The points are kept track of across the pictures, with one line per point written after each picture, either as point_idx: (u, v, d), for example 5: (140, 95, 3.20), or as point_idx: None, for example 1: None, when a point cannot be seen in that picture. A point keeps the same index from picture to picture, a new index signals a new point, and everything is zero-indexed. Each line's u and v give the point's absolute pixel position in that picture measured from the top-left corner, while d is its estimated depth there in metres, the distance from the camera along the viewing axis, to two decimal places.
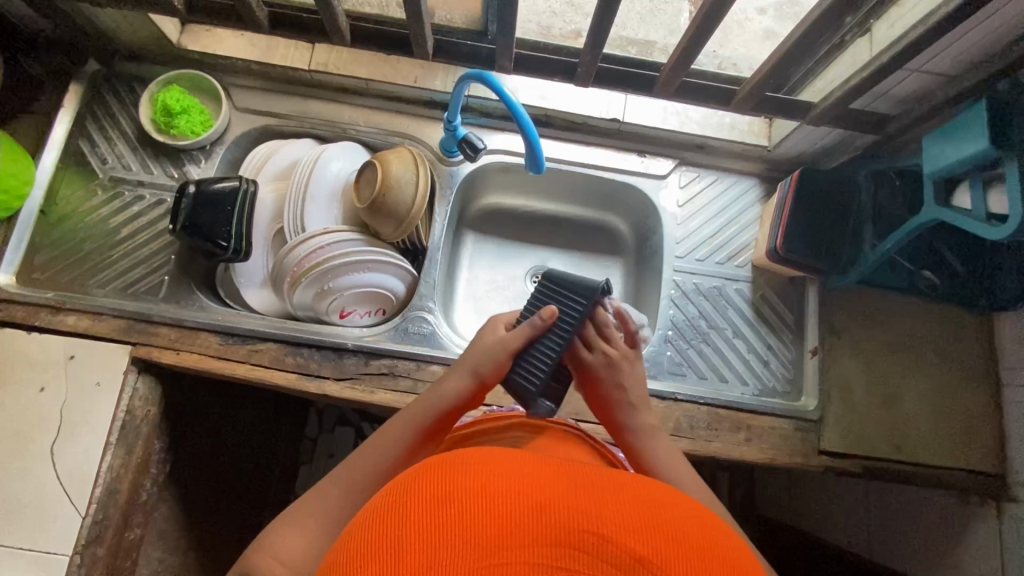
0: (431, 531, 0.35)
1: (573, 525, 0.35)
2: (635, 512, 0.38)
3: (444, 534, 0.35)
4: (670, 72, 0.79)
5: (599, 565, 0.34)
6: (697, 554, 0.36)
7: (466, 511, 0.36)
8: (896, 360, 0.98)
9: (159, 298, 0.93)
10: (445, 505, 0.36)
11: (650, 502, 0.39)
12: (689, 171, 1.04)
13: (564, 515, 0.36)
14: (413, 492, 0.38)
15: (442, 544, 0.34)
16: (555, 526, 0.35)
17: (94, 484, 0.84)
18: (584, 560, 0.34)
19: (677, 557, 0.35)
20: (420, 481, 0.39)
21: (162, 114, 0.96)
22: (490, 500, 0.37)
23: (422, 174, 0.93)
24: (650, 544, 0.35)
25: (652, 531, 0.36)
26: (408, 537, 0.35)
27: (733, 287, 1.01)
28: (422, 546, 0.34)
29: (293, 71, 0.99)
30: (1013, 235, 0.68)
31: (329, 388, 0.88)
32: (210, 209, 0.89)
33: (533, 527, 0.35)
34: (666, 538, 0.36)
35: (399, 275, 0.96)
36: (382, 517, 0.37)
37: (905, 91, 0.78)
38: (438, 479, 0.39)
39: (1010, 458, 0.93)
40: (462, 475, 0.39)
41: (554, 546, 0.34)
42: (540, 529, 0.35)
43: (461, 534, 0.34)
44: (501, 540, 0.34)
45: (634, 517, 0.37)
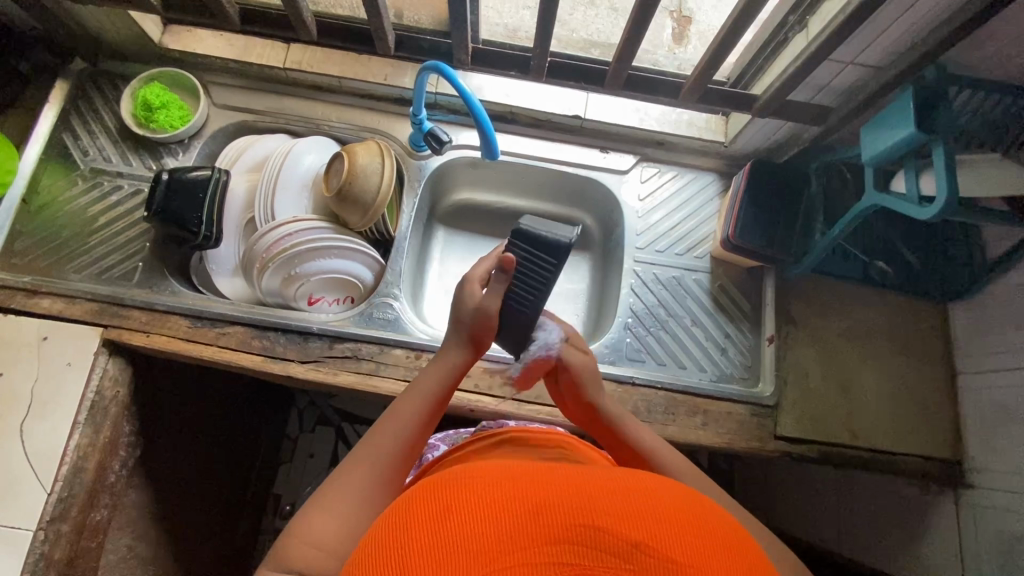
0: (436, 544, 0.37)
1: (572, 522, 0.38)
2: (627, 502, 0.41)
3: (448, 546, 0.37)
4: (618, 65, 0.83)
5: (598, 556, 0.37)
6: (689, 531, 0.39)
7: (467, 522, 0.38)
8: (853, 349, 1.00)
9: (133, 283, 0.96)
10: (446, 519, 0.39)
11: (638, 491, 0.42)
12: (651, 167, 1.08)
13: (560, 513, 0.39)
14: (412, 511, 0.41)
15: (448, 556, 0.36)
16: (554, 522, 0.38)
17: (61, 461, 0.86)
18: (585, 553, 0.37)
19: (672, 539, 0.38)
20: (418, 500, 0.41)
21: (142, 109, 1.00)
22: (488, 509, 0.39)
23: (389, 164, 0.97)
24: (644, 529, 0.38)
25: (644, 517, 0.39)
26: (413, 554, 0.37)
27: (692, 278, 1.04)
28: (429, 561, 0.36)
29: (270, 69, 1.03)
30: (942, 215, 0.72)
31: (293, 370, 0.91)
32: (183, 196, 0.93)
33: (532, 528, 0.38)
34: (658, 522, 0.39)
35: (366, 263, 0.99)
36: (384, 538, 0.40)
37: (843, 83, 0.82)
38: (436, 498, 0.41)
39: (966, 445, 0.94)
40: (460, 488, 0.42)
41: (555, 543, 0.37)
42: (539, 529, 0.38)
43: (465, 546, 0.37)
44: (504, 545, 0.37)
45: (626, 505, 0.40)
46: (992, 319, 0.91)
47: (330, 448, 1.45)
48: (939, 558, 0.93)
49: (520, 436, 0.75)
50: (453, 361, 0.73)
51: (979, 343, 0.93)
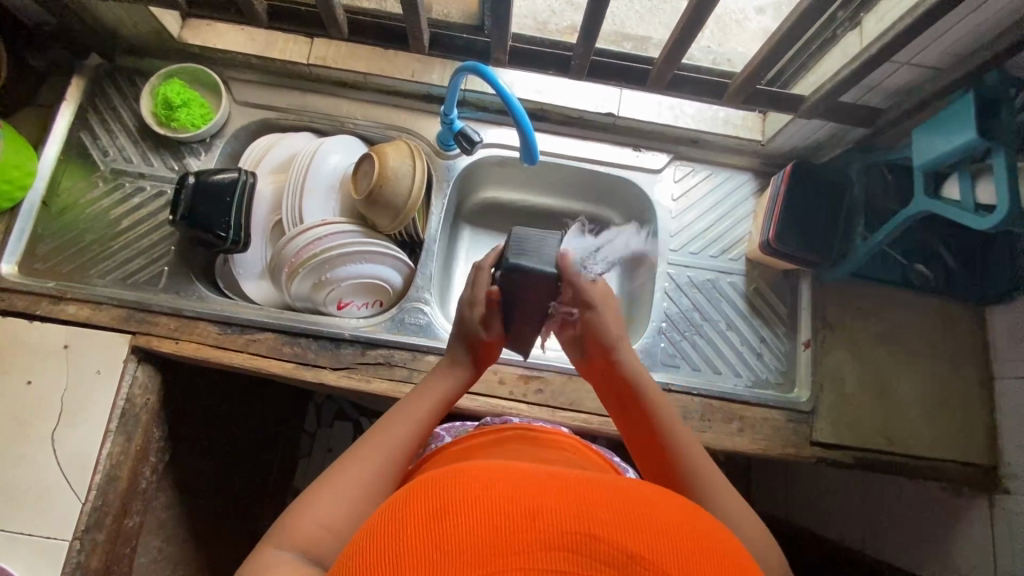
0: (427, 542, 0.36)
1: (569, 528, 0.36)
2: (627, 511, 0.39)
3: (436, 546, 0.35)
4: (663, 64, 0.79)
5: (593, 565, 0.35)
6: (687, 547, 0.38)
7: (461, 523, 0.37)
8: (888, 353, 0.98)
9: (159, 288, 0.95)
10: (441, 517, 0.37)
11: (640, 500, 0.41)
12: (684, 166, 1.05)
13: (557, 518, 0.37)
14: (408, 507, 0.39)
15: (438, 558, 0.35)
16: (549, 528, 0.36)
17: (94, 470, 0.85)
18: (580, 562, 0.35)
19: (669, 554, 0.37)
20: (412, 496, 0.40)
21: (163, 107, 0.97)
22: (481, 507, 0.37)
23: (419, 167, 0.94)
24: (642, 542, 0.37)
25: (644, 530, 0.38)
26: (403, 555, 0.35)
27: (726, 281, 1.02)
28: (419, 561, 0.35)
29: (292, 65, 1.00)
30: (998, 227, 0.70)
31: (326, 377, 0.89)
32: (210, 200, 0.90)
33: (526, 532, 0.36)
34: (658, 535, 0.38)
35: (396, 267, 0.97)
36: (376, 532, 0.38)
37: (896, 84, 0.79)
38: (430, 492, 0.39)
39: (1002, 450, 0.93)
40: (454, 486, 0.39)
41: (549, 550, 0.35)
42: (535, 535, 0.36)
43: (456, 548, 0.35)
44: (495, 549, 0.35)
45: (626, 514, 0.38)
46: None
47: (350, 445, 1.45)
48: (971, 561, 0.93)
49: (529, 433, 0.75)
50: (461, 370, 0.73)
51: (1018, 349, 0.92)
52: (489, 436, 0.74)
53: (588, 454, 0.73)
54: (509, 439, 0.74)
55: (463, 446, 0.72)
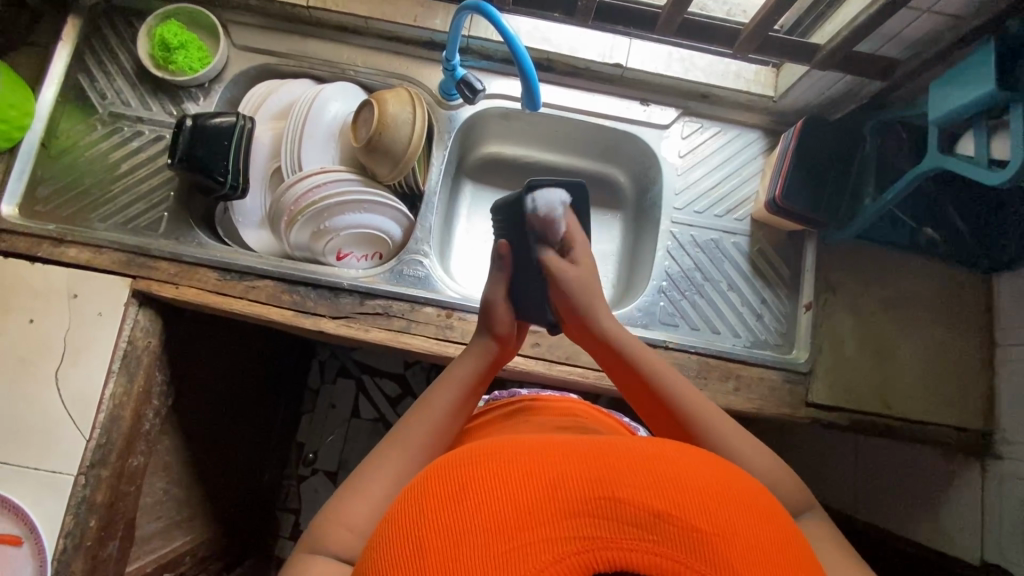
0: (452, 523, 0.37)
1: (590, 495, 0.37)
2: (645, 472, 0.40)
3: (464, 528, 0.37)
4: (673, 7, 0.75)
5: (621, 527, 0.36)
6: (707, 497, 0.38)
7: (485, 501, 0.38)
8: (892, 318, 0.97)
9: (159, 233, 0.95)
10: (464, 498, 0.39)
11: (656, 458, 0.41)
12: (693, 122, 1.02)
13: (576, 486, 0.38)
14: (429, 494, 0.40)
15: (467, 540, 0.36)
16: (571, 496, 0.37)
17: (97, 409, 0.87)
18: (605, 525, 0.36)
19: (689, 505, 0.37)
20: (431, 483, 0.41)
21: (161, 48, 0.96)
22: (503, 488, 0.39)
23: (420, 114, 0.92)
24: (662, 498, 0.37)
25: (664, 489, 0.38)
26: (432, 538, 0.37)
27: (730, 241, 1.01)
28: (447, 543, 0.36)
29: (293, 7, 0.98)
30: (1010, 180, 0.67)
31: (324, 325, 0.89)
32: (208, 144, 0.89)
33: (548, 501, 0.37)
34: (679, 490, 0.38)
35: (395, 218, 0.96)
36: (403, 520, 0.40)
37: (916, 33, 0.76)
38: (451, 477, 0.41)
39: (999, 416, 0.93)
40: (473, 468, 0.41)
41: (574, 516, 0.36)
42: (559, 503, 0.37)
43: (483, 525, 0.36)
44: (520, 522, 0.36)
45: (645, 475, 0.39)
46: None
47: (352, 400, 1.48)
48: (959, 523, 0.94)
49: (540, 401, 0.76)
50: (485, 351, 0.71)
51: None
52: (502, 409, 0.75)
53: (601, 418, 0.75)
54: (524, 409, 0.75)
55: (480, 423, 0.74)
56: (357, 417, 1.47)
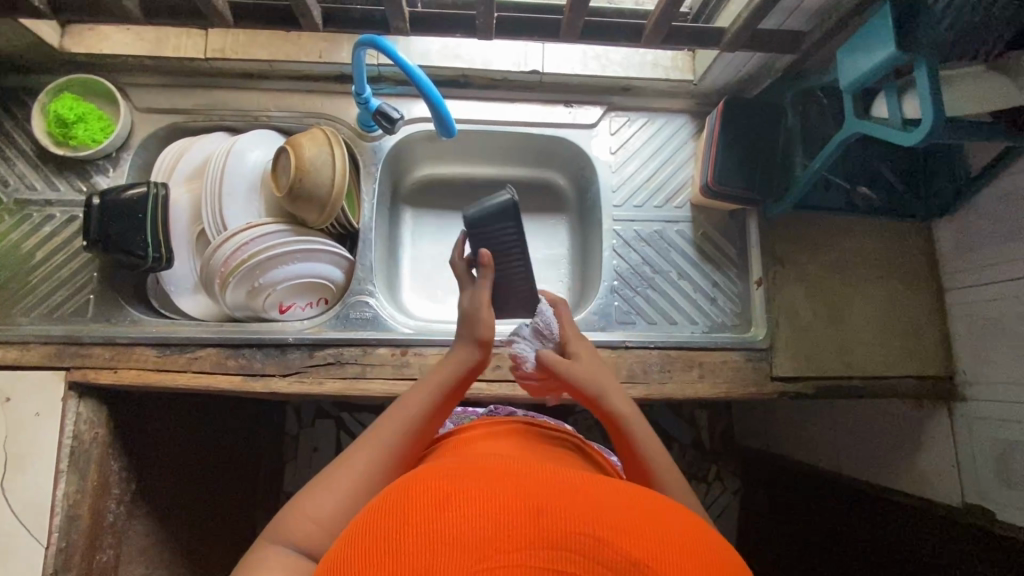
0: (426, 531, 0.35)
1: (570, 528, 0.35)
2: (626, 515, 0.38)
3: (441, 536, 0.34)
4: (572, 11, 0.74)
5: (595, 565, 0.33)
6: (684, 551, 0.36)
7: (463, 515, 0.35)
8: (843, 280, 0.98)
9: (88, 318, 0.90)
10: (444, 508, 0.36)
11: (637, 506, 0.39)
12: (620, 116, 1.02)
13: (558, 516, 0.36)
14: (410, 498, 0.38)
15: (439, 549, 0.33)
16: (551, 526, 0.35)
17: (51, 513, 0.83)
18: (581, 562, 0.33)
19: (667, 555, 0.35)
20: (414, 489, 0.39)
21: (58, 125, 0.91)
22: (488, 504, 0.36)
23: (339, 154, 0.89)
24: (639, 543, 0.35)
25: (643, 533, 0.36)
26: (412, 535, 0.35)
27: (674, 229, 1.00)
28: (421, 548, 0.34)
29: (190, 61, 0.94)
30: (925, 140, 0.68)
31: (276, 385, 0.87)
32: (121, 220, 0.85)
33: (526, 528, 0.35)
34: (655, 538, 0.36)
35: (335, 262, 0.93)
36: (378, 520, 0.37)
37: (815, 3, 0.76)
38: (435, 487, 0.39)
39: (957, 359, 0.95)
40: (462, 482, 0.39)
41: (551, 547, 0.34)
42: (538, 532, 0.35)
43: (457, 541, 0.34)
44: (497, 546, 0.34)
45: (625, 517, 0.37)
46: (979, 233, 0.89)
47: (335, 442, 1.44)
48: (936, 469, 0.96)
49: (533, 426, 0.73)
50: (466, 357, 0.69)
51: (966, 258, 0.92)
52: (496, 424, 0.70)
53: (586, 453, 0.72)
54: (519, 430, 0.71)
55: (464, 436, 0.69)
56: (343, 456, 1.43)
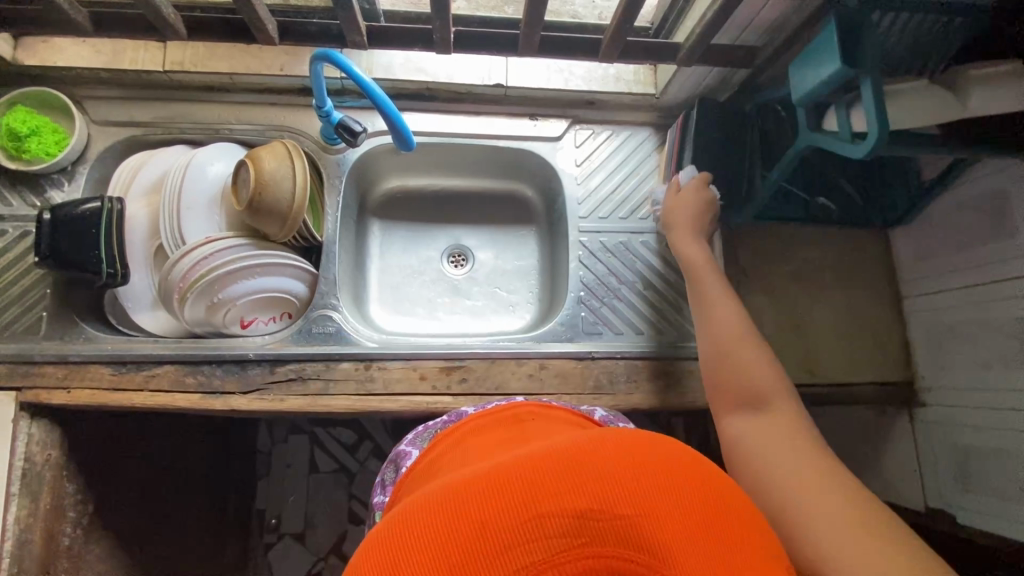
0: None
1: (522, 519, 0.32)
2: (572, 468, 0.34)
3: None
4: (529, 27, 0.74)
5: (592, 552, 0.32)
6: (640, 478, 0.34)
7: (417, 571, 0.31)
8: (804, 289, 0.99)
9: (40, 336, 0.88)
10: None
11: (579, 448, 0.36)
12: (584, 129, 1.03)
13: (505, 514, 0.33)
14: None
15: None
16: (502, 527, 0.32)
17: (2, 539, 0.80)
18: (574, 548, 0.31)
19: (622, 491, 0.34)
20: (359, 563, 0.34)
21: (9, 139, 0.88)
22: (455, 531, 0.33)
23: (301, 167, 0.89)
24: (589, 494, 0.33)
25: (619, 488, 0.34)
26: None
27: (639, 240, 1.01)
28: None
29: (148, 74, 0.92)
30: (874, 152, 0.69)
31: (236, 403, 0.85)
32: (73, 235, 0.83)
33: (482, 547, 0.32)
34: (605, 478, 0.34)
35: (298, 276, 0.93)
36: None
37: (766, 20, 0.78)
38: (378, 548, 0.34)
39: (916, 365, 0.97)
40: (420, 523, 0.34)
41: (514, 551, 0.32)
42: (492, 544, 0.32)
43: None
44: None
45: (573, 472, 0.34)
46: (933, 241, 0.91)
47: (308, 456, 1.42)
48: (899, 474, 0.97)
49: (502, 413, 0.69)
50: None
51: (923, 266, 0.94)
52: (465, 428, 0.67)
53: (547, 415, 0.68)
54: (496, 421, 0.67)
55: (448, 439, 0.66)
56: (316, 472, 1.41)
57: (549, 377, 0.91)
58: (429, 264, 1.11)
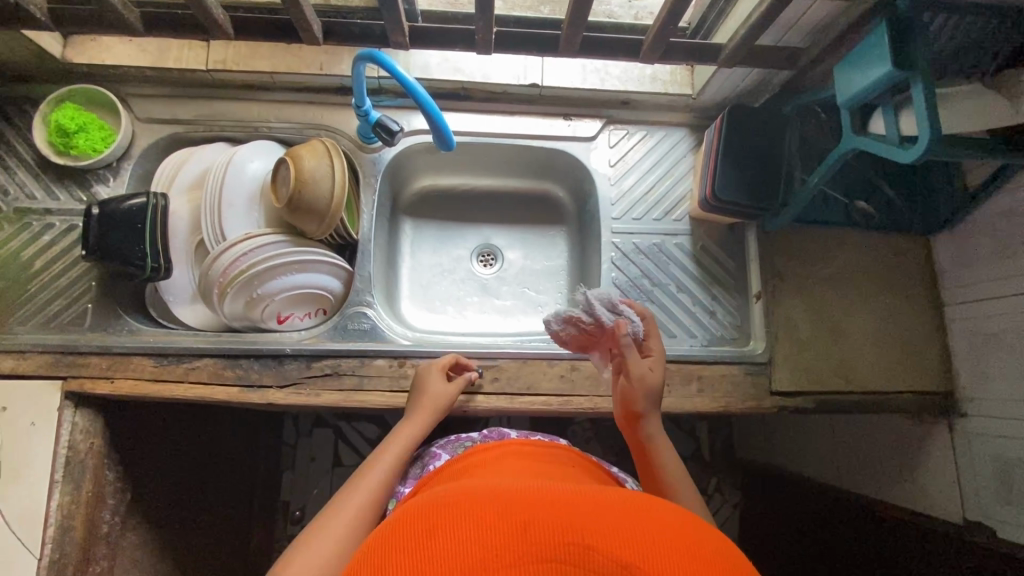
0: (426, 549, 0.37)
1: (560, 539, 0.37)
2: (618, 521, 0.39)
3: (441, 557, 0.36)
4: (571, 27, 0.74)
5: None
6: (677, 549, 0.37)
7: (458, 540, 0.37)
8: (842, 295, 0.97)
9: (85, 328, 0.90)
10: (438, 537, 0.38)
11: (629, 510, 0.41)
12: (618, 129, 1.02)
13: (548, 529, 0.37)
14: (403, 530, 0.39)
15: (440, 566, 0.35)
16: (540, 539, 0.37)
17: (46, 524, 0.82)
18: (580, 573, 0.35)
19: (644, 550, 0.37)
20: (413, 517, 0.40)
21: (58, 135, 0.91)
22: (490, 523, 0.38)
23: (339, 166, 0.89)
24: (626, 545, 0.37)
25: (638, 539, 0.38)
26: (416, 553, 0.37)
27: (673, 242, 1.00)
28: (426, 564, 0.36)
29: (191, 72, 0.94)
30: (923, 157, 0.68)
31: (273, 396, 0.86)
32: (120, 229, 0.85)
33: (518, 547, 0.36)
34: (646, 538, 0.38)
35: (334, 272, 0.93)
36: (376, 551, 0.39)
37: (812, 21, 0.77)
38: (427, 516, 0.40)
39: (956, 374, 0.94)
40: (463, 507, 0.40)
41: (542, 562, 0.36)
42: (527, 547, 0.36)
43: (454, 564, 0.35)
44: (489, 562, 0.35)
45: (617, 525, 0.39)
46: (977, 248, 0.89)
47: (332, 450, 1.43)
48: (935, 485, 0.95)
49: (530, 445, 0.70)
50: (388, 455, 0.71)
51: (964, 273, 0.92)
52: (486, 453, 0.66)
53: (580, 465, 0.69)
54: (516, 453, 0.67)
55: (475, 458, 0.66)
56: (340, 465, 1.43)
57: (581, 378, 0.91)
58: (458, 262, 1.11)
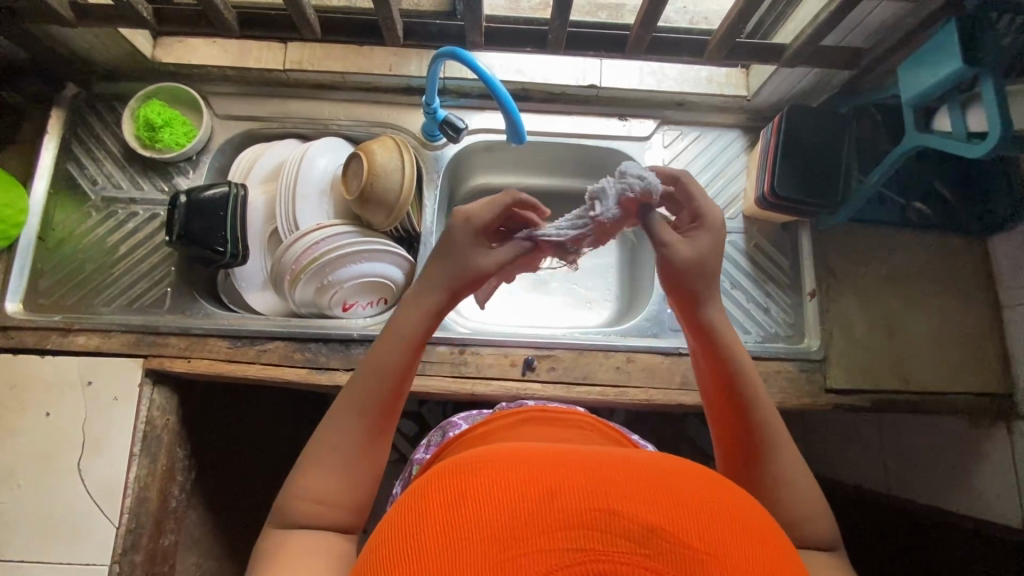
0: (442, 527, 0.35)
1: (583, 505, 0.34)
2: (645, 485, 0.36)
3: (460, 535, 0.34)
4: (640, 28, 0.77)
5: (617, 542, 0.33)
6: (710, 516, 0.35)
7: (483, 508, 0.35)
8: (896, 294, 0.98)
9: (164, 310, 0.96)
10: (461, 505, 0.35)
11: (660, 473, 0.38)
12: (672, 130, 1.05)
13: (575, 495, 0.35)
14: (427, 497, 0.37)
15: (460, 548, 0.33)
16: (569, 505, 0.34)
17: (124, 495, 0.85)
18: (606, 540, 0.33)
19: (675, 517, 0.34)
20: (429, 487, 0.38)
21: (145, 129, 0.97)
22: (505, 493, 0.35)
23: (408, 160, 0.94)
24: (658, 511, 0.34)
25: (663, 500, 0.35)
26: (430, 531, 0.35)
27: (726, 240, 1.02)
28: (446, 543, 0.34)
29: (269, 72, 1.00)
30: (994, 152, 0.69)
31: (340, 378, 0.90)
32: (204, 216, 0.90)
33: (544, 513, 0.34)
34: (679, 507, 0.35)
35: (397, 263, 0.97)
36: (400, 521, 0.37)
37: (877, 21, 0.79)
38: (439, 489, 0.38)
39: (1016, 376, 0.94)
40: (474, 476, 0.37)
41: (569, 529, 0.33)
42: (552, 516, 0.34)
43: (481, 533, 0.33)
44: (515, 530, 0.33)
45: (648, 489, 0.36)
46: None
47: None
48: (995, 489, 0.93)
49: (546, 412, 0.70)
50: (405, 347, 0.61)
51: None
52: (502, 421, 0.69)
53: (608, 433, 0.69)
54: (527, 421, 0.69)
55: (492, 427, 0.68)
56: None
57: (636, 370, 0.93)
58: None
